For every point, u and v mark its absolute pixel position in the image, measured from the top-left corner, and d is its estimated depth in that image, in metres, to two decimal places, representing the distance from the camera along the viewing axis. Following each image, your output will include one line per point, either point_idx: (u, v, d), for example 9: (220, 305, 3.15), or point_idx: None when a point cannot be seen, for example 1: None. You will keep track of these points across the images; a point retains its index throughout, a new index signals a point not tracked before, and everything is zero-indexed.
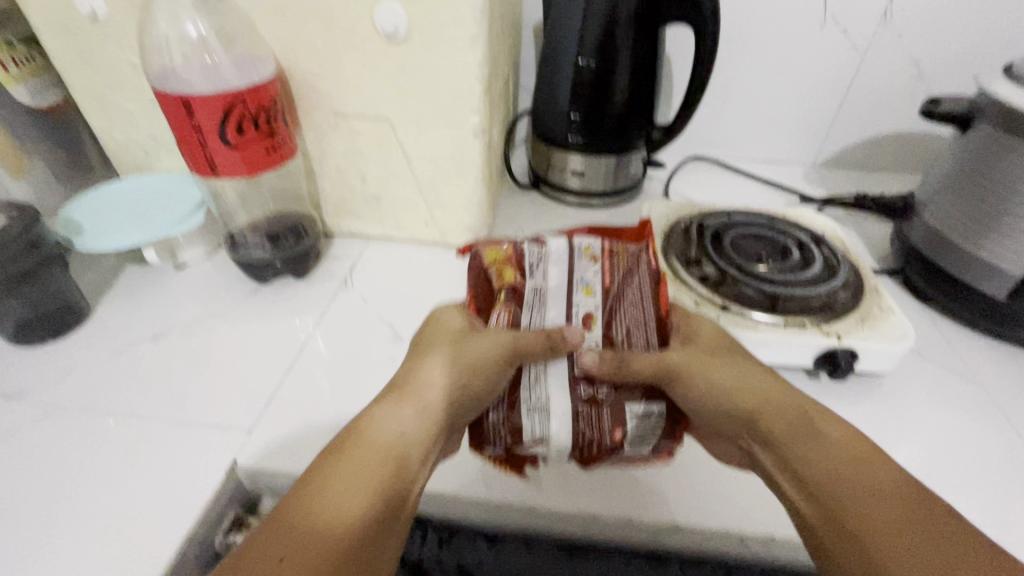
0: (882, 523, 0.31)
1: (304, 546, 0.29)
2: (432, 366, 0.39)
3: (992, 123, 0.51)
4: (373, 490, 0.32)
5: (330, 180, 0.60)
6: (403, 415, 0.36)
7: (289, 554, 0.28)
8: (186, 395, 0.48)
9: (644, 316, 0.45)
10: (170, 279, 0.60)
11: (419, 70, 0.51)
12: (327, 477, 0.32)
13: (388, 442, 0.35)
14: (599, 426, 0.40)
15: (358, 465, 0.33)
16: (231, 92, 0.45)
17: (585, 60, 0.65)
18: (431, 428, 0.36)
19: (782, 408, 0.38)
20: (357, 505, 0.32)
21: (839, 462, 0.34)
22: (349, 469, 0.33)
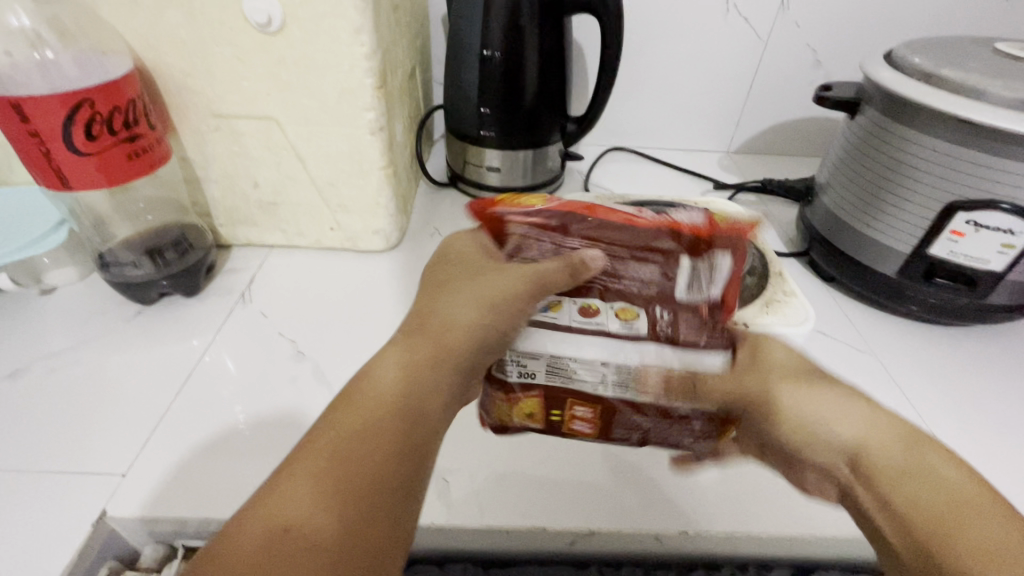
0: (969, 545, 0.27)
1: (267, 519, 0.24)
2: (455, 303, 0.35)
3: (874, 107, 0.54)
4: (358, 484, 0.26)
5: (218, 187, 0.55)
6: (393, 358, 0.32)
7: (274, 513, 0.24)
8: (52, 438, 0.42)
9: (618, 237, 0.37)
10: (36, 306, 0.54)
11: (301, 64, 0.47)
12: (321, 438, 0.27)
13: (390, 389, 0.30)
14: (698, 332, 0.36)
15: (358, 396, 0.30)
16: (73, 92, 0.39)
17: (490, 52, 0.63)
18: (411, 377, 0.31)
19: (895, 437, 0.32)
20: (354, 425, 0.28)
21: (961, 503, 0.29)
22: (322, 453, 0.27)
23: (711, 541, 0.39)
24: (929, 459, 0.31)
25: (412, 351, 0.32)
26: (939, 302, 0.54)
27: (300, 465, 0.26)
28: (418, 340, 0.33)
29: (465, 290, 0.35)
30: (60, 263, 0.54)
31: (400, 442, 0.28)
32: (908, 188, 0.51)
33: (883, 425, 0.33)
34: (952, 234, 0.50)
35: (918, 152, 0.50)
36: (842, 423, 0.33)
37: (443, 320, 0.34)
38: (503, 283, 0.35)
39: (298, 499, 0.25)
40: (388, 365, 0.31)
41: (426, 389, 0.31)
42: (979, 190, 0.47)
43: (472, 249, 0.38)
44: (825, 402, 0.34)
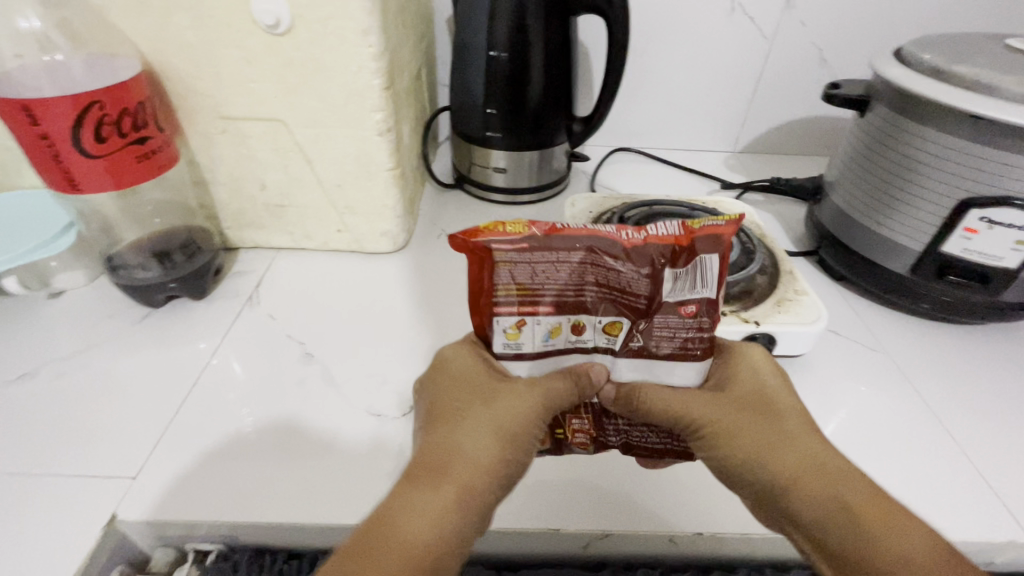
0: None
1: None
2: (472, 431, 0.34)
3: (884, 105, 0.53)
4: None
5: (225, 190, 0.55)
6: (429, 503, 0.31)
7: None
8: (60, 442, 0.42)
9: (598, 258, 0.35)
10: (43, 309, 0.54)
11: (309, 66, 0.47)
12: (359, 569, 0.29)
13: (426, 535, 0.30)
14: (679, 336, 0.37)
15: (387, 533, 0.30)
16: (83, 94, 0.39)
17: (496, 53, 0.63)
18: (455, 525, 0.31)
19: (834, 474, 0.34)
20: (396, 573, 0.29)
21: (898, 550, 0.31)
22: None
23: (726, 543, 0.38)
24: (892, 510, 0.32)
25: (443, 493, 0.32)
26: (951, 299, 0.53)
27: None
28: (447, 476, 0.32)
29: (477, 418, 0.35)
30: (67, 266, 0.54)
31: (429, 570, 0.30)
32: (920, 185, 0.51)
33: (854, 478, 0.34)
34: (965, 231, 0.49)
35: (930, 148, 0.49)
36: (811, 486, 0.34)
37: (463, 444, 0.34)
38: (523, 417, 0.35)
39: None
40: (421, 507, 0.31)
41: (458, 532, 0.31)
42: (993, 186, 0.47)
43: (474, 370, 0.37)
44: (795, 462, 0.35)
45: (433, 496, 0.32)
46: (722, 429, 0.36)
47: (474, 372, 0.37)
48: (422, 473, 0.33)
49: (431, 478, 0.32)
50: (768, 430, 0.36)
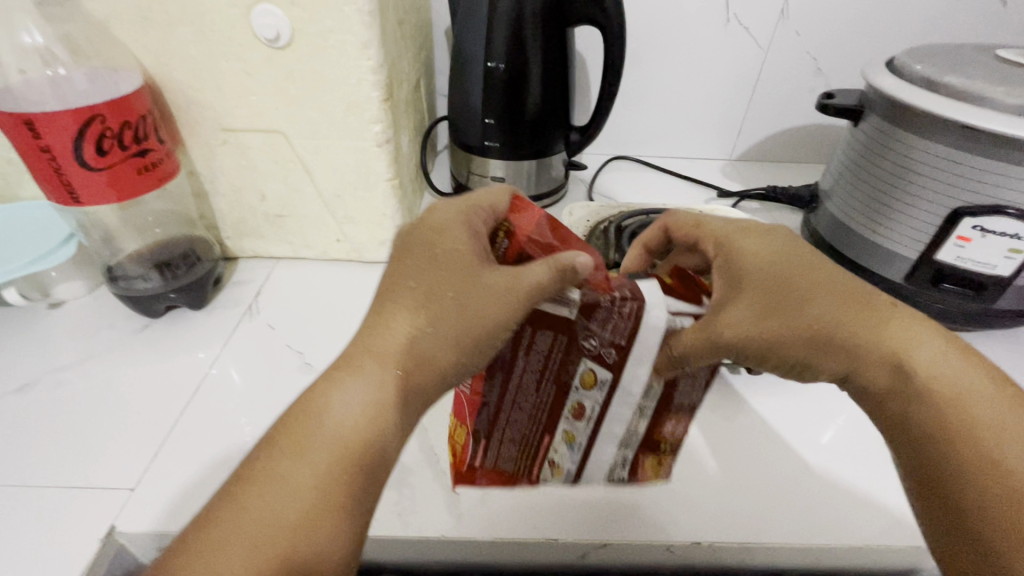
0: (974, 459, 0.30)
1: None
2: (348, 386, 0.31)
3: (878, 114, 0.54)
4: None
5: (225, 200, 0.56)
6: (291, 461, 0.30)
7: None
8: (58, 453, 0.42)
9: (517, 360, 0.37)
10: (43, 320, 0.54)
11: (309, 78, 0.47)
12: (260, 489, 0.29)
13: (292, 495, 0.29)
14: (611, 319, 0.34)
15: (304, 434, 0.30)
16: (84, 108, 0.39)
17: (494, 64, 0.63)
18: (325, 476, 0.29)
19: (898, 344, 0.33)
20: (303, 482, 0.29)
21: (953, 411, 0.31)
22: (273, 515, 0.28)
23: (724, 552, 0.38)
24: (946, 362, 0.32)
25: (368, 396, 0.31)
26: (947, 307, 0.53)
27: (256, 489, 0.29)
28: (369, 380, 0.31)
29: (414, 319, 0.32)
30: (68, 277, 0.54)
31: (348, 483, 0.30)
32: (913, 193, 0.51)
33: (899, 345, 0.33)
34: (959, 240, 0.50)
35: (922, 157, 0.50)
36: (873, 366, 0.33)
37: (405, 345, 0.32)
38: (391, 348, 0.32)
39: (274, 520, 0.28)
40: (347, 406, 0.31)
41: (383, 440, 0.31)
42: (985, 195, 0.47)
43: (453, 246, 0.33)
44: (846, 352, 0.33)
45: (354, 400, 0.31)
46: (764, 340, 0.35)
47: (433, 252, 0.34)
48: (348, 370, 0.32)
49: (356, 377, 0.31)
50: (805, 317, 0.34)
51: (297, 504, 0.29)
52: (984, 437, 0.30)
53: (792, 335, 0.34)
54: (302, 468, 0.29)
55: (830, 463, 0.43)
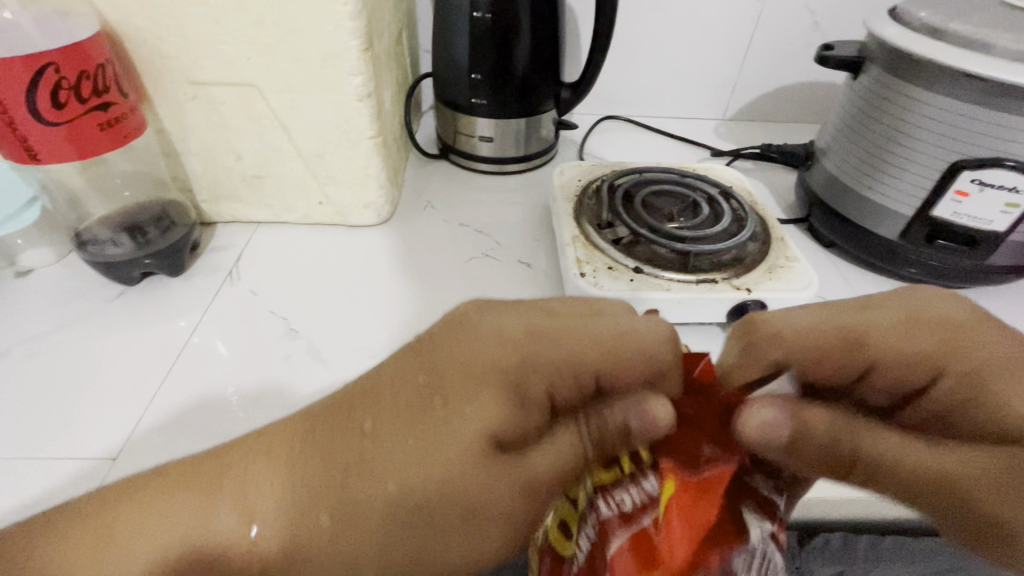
0: None
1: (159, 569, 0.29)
2: (310, 446, 0.31)
3: (879, 65, 0.52)
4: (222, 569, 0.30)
5: (199, 160, 0.53)
6: (263, 484, 0.31)
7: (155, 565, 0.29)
8: (34, 424, 0.41)
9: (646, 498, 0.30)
10: (11, 288, 0.51)
11: (281, 25, 0.44)
12: (128, 513, 0.30)
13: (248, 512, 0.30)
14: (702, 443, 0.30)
15: (203, 470, 0.31)
16: (36, 55, 0.36)
17: (480, 13, 0.60)
18: (281, 501, 0.30)
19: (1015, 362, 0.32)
20: (172, 548, 0.29)
21: None
22: (129, 557, 0.29)
23: None
24: None
25: (286, 504, 0.30)
26: (941, 264, 0.53)
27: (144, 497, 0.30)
28: (301, 480, 0.31)
29: (405, 457, 0.30)
30: (34, 243, 0.51)
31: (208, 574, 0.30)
32: (912, 147, 0.50)
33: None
34: (956, 195, 0.49)
35: (923, 109, 0.49)
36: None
37: (363, 477, 0.30)
38: (392, 430, 0.31)
39: (161, 540, 0.29)
40: (266, 502, 0.30)
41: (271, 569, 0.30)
42: (984, 147, 0.46)
43: (478, 415, 0.30)
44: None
45: (278, 500, 0.30)
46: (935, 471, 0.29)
47: (443, 402, 0.31)
48: (282, 459, 0.31)
49: (275, 490, 0.30)
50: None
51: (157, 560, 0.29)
52: None
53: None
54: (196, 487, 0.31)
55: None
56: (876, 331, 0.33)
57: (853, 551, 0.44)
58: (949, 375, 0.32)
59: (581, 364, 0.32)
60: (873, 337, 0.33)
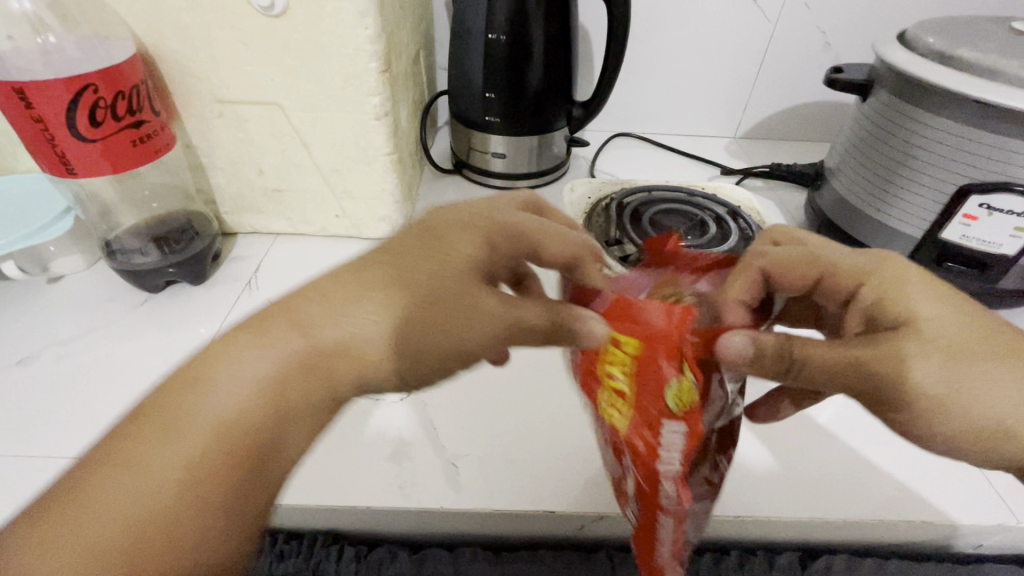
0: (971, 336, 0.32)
1: (141, 472, 0.27)
2: (360, 306, 0.30)
3: (889, 89, 0.53)
4: (222, 452, 0.28)
5: (223, 174, 0.55)
6: (248, 363, 0.29)
7: (148, 480, 0.27)
8: (60, 425, 0.43)
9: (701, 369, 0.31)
10: (42, 294, 0.54)
11: (303, 48, 0.46)
12: (138, 449, 0.27)
13: (227, 421, 0.28)
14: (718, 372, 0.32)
15: (176, 380, 0.29)
16: (77, 76, 0.39)
17: (495, 35, 0.62)
18: (267, 393, 0.29)
19: (892, 260, 0.36)
20: (193, 450, 0.27)
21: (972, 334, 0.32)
22: (144, 487, 0.27)
23: (718, 526, 0.40)
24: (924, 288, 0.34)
25: (264, 371, 0.29)
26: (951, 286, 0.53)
27: (140, 430, 0.28)
28: (291, 349, 0.30)
29: (383, 290, 0.31)
30: (67, 251, 0.54)
31: (242, 458, 0.28)
32: (920, 170, 0.51)
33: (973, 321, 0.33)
34: (965, 218, 0.49)
35: (930, 134, 0.49)
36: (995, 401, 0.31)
37: (392, 298, 0.31)
38: (416, 267, 0.32)
39: (145, 499, 0.27)
40: (256, 364, 0.29)
41: (278, 432, 0.29)
42: (991, 172, 0.47)
43: (468, 248, 0.33)
44: (974, 380, 0.31)
45: (265, 364, 0.29)
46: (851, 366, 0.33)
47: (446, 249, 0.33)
48: (249, 335, 0.30)
49: (252, 351, 0.29)
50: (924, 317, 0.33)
51: (182, 467, 0.27)
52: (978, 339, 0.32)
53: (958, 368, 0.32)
54: (184, 401, 0.28)
55: (833, 438, 0.43)
56: (782, 263, 0.38)
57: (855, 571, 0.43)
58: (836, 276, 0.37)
59: (523, 237, 0.36)
60: (783, 268, 0.38)
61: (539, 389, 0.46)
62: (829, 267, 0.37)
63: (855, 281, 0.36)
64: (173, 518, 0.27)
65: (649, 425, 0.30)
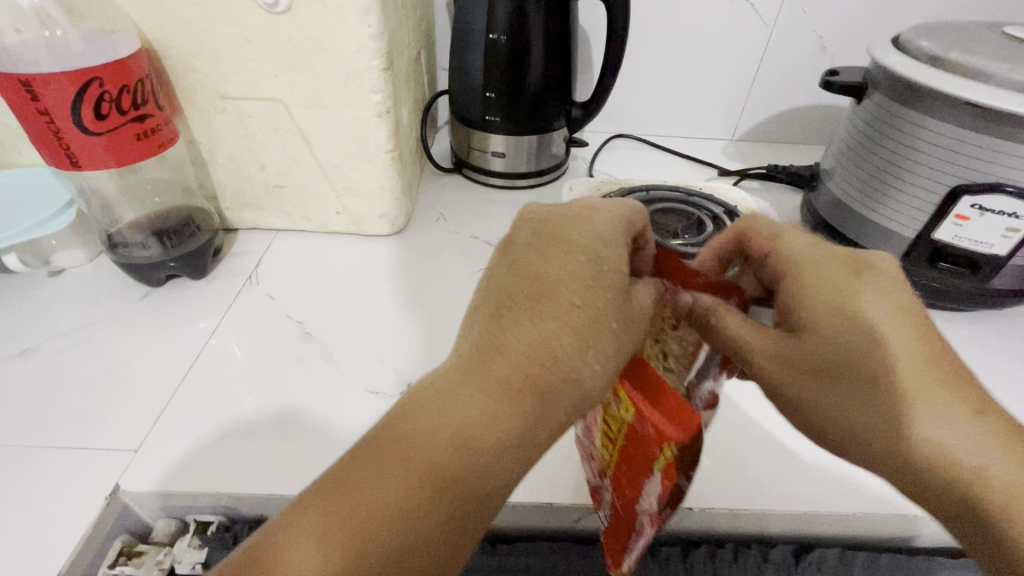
0: (920, 373, 0.32)
1: (408, 512, 0.26)
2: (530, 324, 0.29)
3: (883, 92, 0.54)
4: (455, 495, 0.26)
5: (224, 169, 0.55)
6: (496, 403, 0.28)
7: (410, 511, 0.26)
8: (61, 416, 0.43)
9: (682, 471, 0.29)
10: (43, 287, 0.54)
11: (306, 45, 0.47)
12: (367, 489, 0.26)
13: (482, 444, 0.27)
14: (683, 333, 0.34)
15: (428, 417, 0.27)
16: (82, 70, 0.39)
17: (496, 36, 0.62)
18: (507, 425, 0.27)
19: (861, 269, 0.34)
20: (417, 479, 0.26)
21: (923, 371, 0.32)
22: (396, 518, 0.25)
23: (713, 519, 0.40)
24: (889, 319, 0.33)
25: (509, 412, 0.27)
26: (943, 286, 0.54)
27: (371, 464, 0.26)
28: (511, 393, 0.28)
29: (569, 327, 0.29)
30: (67, 245, 0.54)
31: (459, 503, 0.26)
32: (912, 171, 0.52)
33: (921, 339, 0.33)
34: (957, 218, 0.50)
35: (923, 136, 0.50)
36: (939, 430, 0.31)
37: (539, 326, 0.29)
38: (559, 282, 0.30)
39: (378, 550, 0.25)
40: (495, 419, 0.27)
41: (522, 467, 0.28)
42: (982, 173, 0.47)
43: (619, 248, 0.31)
44: (926, 418, 0.32)
45: (508, 413, 0.27)
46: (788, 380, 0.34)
47: (610, 271, 0.30)
48: (469, 383, 0.28)
49: (491, 401, 0.28)
50: (866, 336, 0.32)
51: (418, 499, 0.26)
52: (920, 379, 0.32)
53: (885, 407, 0.32)
54: (425, 434, 0.27)
55: None
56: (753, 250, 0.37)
57: (847, 566, 0.44)
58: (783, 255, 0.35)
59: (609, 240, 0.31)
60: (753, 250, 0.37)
61: None
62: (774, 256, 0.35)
63: (784, 273, 0.35)
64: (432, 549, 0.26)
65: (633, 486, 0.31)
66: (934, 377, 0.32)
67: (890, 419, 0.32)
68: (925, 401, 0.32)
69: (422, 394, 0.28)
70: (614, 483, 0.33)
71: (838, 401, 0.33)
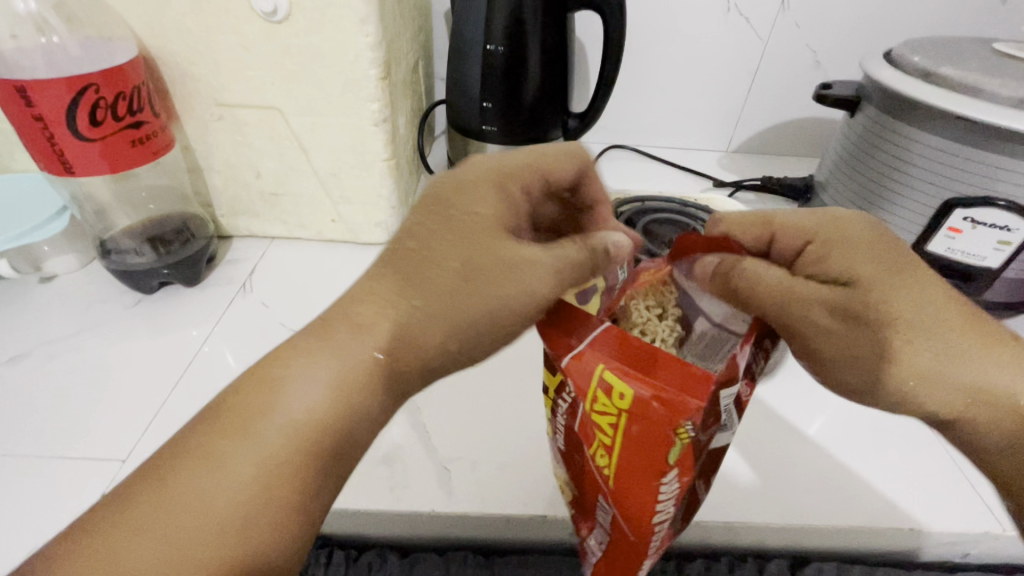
0: (960, 322, 0.31)
1: (214, 500, 0.26)
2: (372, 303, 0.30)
3: (876, 105, 0.54)
4: (285, 468, 0.27)
5: (220, 176, 0.55)
6: (313, 382, 0.28)
7: (208, 504, 0.26)
8: (47, 425, 0.42)
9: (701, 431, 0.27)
10: (34, 293, 0.54)
11: (304, 53, 0.47)
12: (191, 469, 0.27)
13: (302, 420, 0.28)
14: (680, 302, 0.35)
15: (251, 390, 0.29)
16: (78, 76, 0.39)
17: (493, 47, 0.63)
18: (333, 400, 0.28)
19: (882, 241, 0.32)
20: (264, 454, 0.27)
21: (966, 322, 0.31)
22: (217, 508, 0.26)
23: (708, 532, 0.40)
24: (922, 278, 0.31)
25: (332, 385, 0.28)
26: None
27: (200, 446, 0.27)
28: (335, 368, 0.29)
29: (396, 318, 0.29)
30: (60, 251, 0.54)
31: (281, 485, 0.27)
32: (906, 183, 0.52)
33: (946, 300, 0.31)
34: (949, 231, 0.50)
35: (916, 148, 0.51)
36: (1008, 383, 0.30)
37: (414, 286, 0.29)
38: (445, 239, 0.30)
39: (184, 538, 0.25)
40: (302, 401, 0.28)
41: (350, 433, 0.29)
42: (976, 186, 0.48)
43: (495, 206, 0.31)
44: (988, 367, 0.30)
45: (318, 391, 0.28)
46: (863, 351, 0.31)
47: (473, 218, 0.30)
48: (305, 354, 0.29)
49: (313, 367, 0.29)
50: (909, 296, 0.31)
51: (251, 476, 0.27)
52: (964, 326, 0.31)
53: (949, 364, 0.30)
54: (276, 426, 0.28)
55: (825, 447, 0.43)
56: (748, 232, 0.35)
57: None
58: (786, 238, 0.34)
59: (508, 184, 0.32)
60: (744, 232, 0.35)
61: (531, 393, 0.46)
62: (783, 228, 0.34)
63: (811, 246, 0.33)
64: (241, 533, 0.26)
65: (643, 479, 0.28)
66: (973, 324, 0.31)
67: (965, 380, 0.30)
68: (978, 344, 0.31)
69: (241, 383, 0.29)
70: (613, 494, 0.31)
71: (897, 366, 0.30)
